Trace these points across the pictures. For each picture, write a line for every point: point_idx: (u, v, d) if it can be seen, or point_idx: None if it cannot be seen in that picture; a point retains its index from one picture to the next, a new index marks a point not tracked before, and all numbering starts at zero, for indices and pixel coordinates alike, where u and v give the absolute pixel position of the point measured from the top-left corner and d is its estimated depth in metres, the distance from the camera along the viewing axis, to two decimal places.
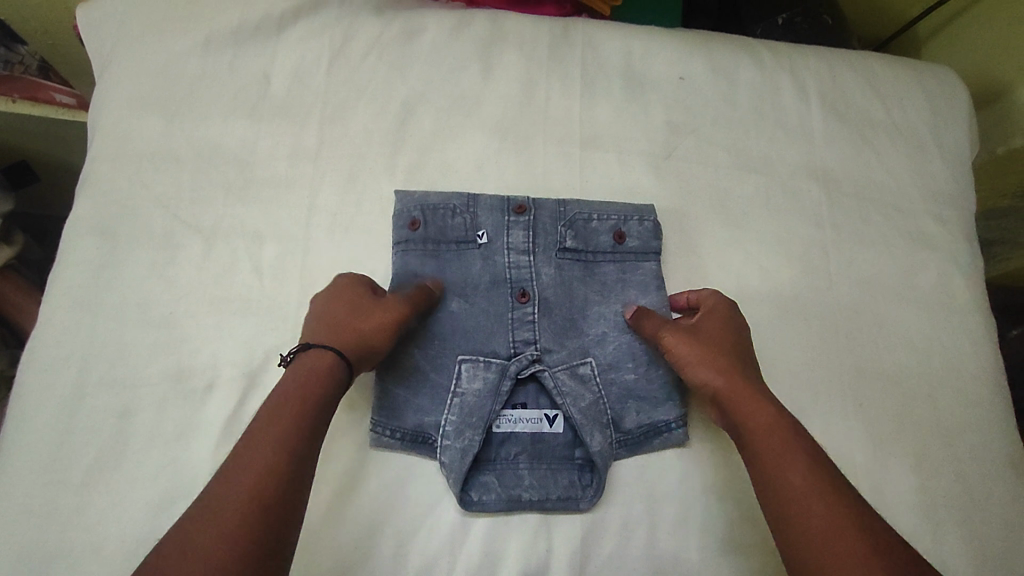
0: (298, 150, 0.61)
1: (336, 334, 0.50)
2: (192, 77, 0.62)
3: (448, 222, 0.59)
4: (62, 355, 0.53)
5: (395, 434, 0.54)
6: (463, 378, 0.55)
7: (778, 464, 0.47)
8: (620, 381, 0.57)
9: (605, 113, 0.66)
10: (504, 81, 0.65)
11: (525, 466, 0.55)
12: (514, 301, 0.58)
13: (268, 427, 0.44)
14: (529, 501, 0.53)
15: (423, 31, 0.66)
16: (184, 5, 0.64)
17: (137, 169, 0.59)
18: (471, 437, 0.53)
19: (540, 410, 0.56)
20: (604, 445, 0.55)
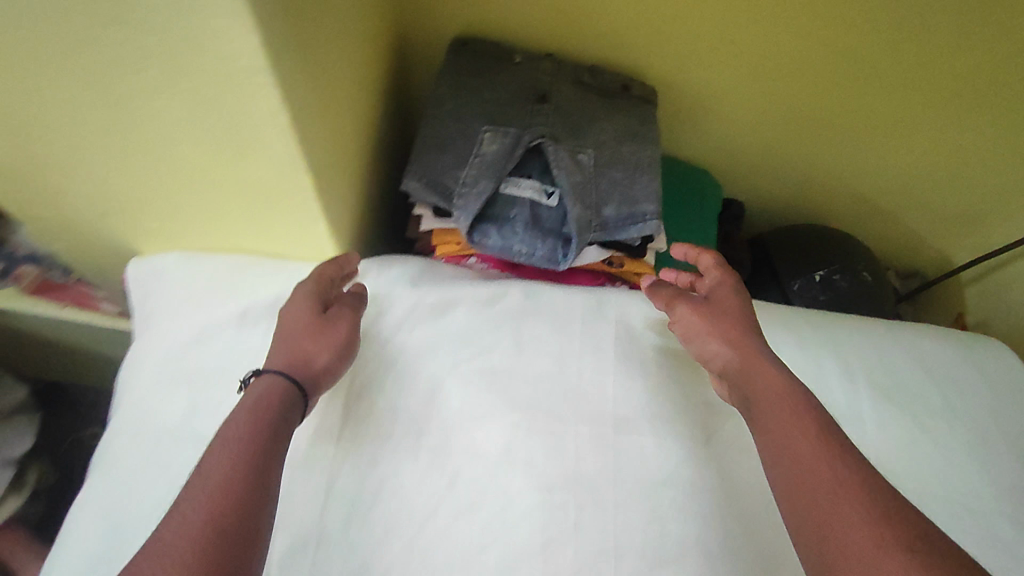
0: (324, 426, 0.60)
1: (288, 360, 0.54)
2: (227, 350, 0.63)
3: (491, 51, 0.73)
4: None
5: (418, 179, 0.66)
6: (484, 142, 0.66)
7: (777, 405, 0.51)
8: (617, 149, 0.69)
9: (640, 393, 0.64)
10: (534, 357, 0.65)
11: (521, 226, 0.64)
12: (533, 100, 0.69)
13: (235, 426, 0.48)
14: (518, 253, 0.64)
15: (458, 304, 0.67)
16: (228, 275, 0.67)
17: (158, 448, 0.58)
18: (484, 183, 0.64)
19: (541, 184, 0.66)
20: (585, 220, 0.64)
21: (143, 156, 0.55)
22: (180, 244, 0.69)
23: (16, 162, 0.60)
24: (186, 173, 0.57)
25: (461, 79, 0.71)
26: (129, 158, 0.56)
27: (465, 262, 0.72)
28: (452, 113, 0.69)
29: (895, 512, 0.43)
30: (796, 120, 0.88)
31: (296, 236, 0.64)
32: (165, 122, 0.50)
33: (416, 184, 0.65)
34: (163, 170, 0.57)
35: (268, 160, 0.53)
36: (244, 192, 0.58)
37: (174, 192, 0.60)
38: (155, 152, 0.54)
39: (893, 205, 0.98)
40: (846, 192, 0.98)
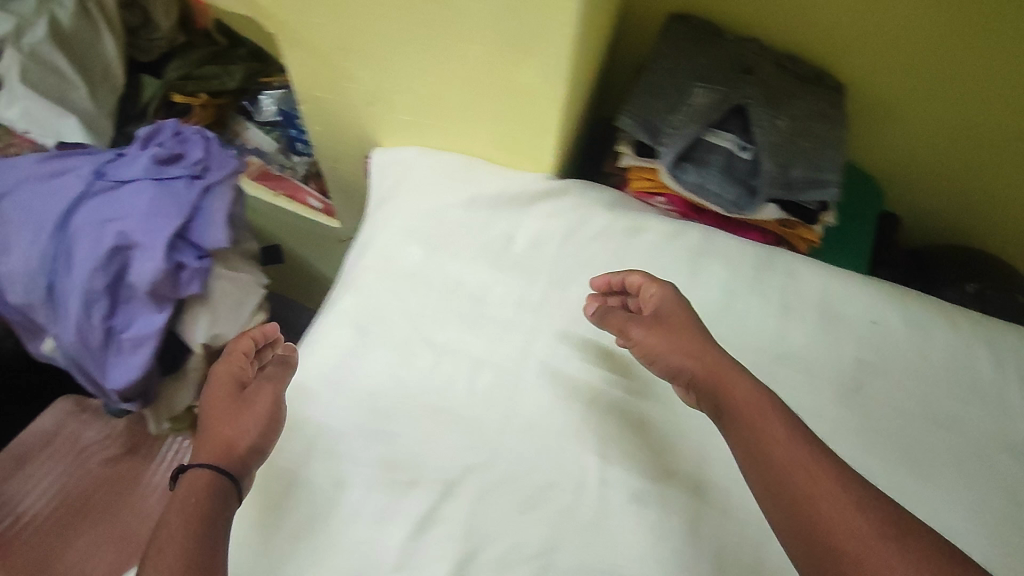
0: (525, 300, 0.71)
1: (211, 448, 0.55)
2: (455, 223, 0.75)
3: (704, 27, 0.84)
4: (302, 423, 0.63)
5: (631, 118, 0.76)
6: (694, 96, 0.76)
7: (750, 421, 0.52)
8: (809, 121, 0.76)
9: (800, 337, 0.71)
10: (708, 287, 0.73)
11: (716, 171, 0.73)
12: (739, 71, 0.78)
13: (170, 517, 0.50)
14: (709, 194, 0.73)
15: (647, 229, 0.76)
16: (462, 167, 0.79)
17: (397, 285, 0.71)
18: (691, 129, 0.73)
19: (738, 139, 0.74)
20: (775, 177, 0.72)
21: (442, 49, 0.70)
22: (421, 141, 0.84)
23: (329, 45, 0.76)
24: (468, 71, 0.71)
25: (676, 45, 0.81)
26: (428, 50, 0.71)
27: (651, 200, 0.79)
28: (666, 70, 0.79)
29: (881, 508, 0.45)
30: (979, 142, 0.92)
31: (529, 141, 0.77)
32: (479, 18, 0.65)
33: (631, 120, 0.76)
34: (450, 65, 0.72)
35: (543, 63, 0.67)
36: (510, 87, 0.71)
37: (445, 88, 0.75)
38: (454, 47, 0.69)
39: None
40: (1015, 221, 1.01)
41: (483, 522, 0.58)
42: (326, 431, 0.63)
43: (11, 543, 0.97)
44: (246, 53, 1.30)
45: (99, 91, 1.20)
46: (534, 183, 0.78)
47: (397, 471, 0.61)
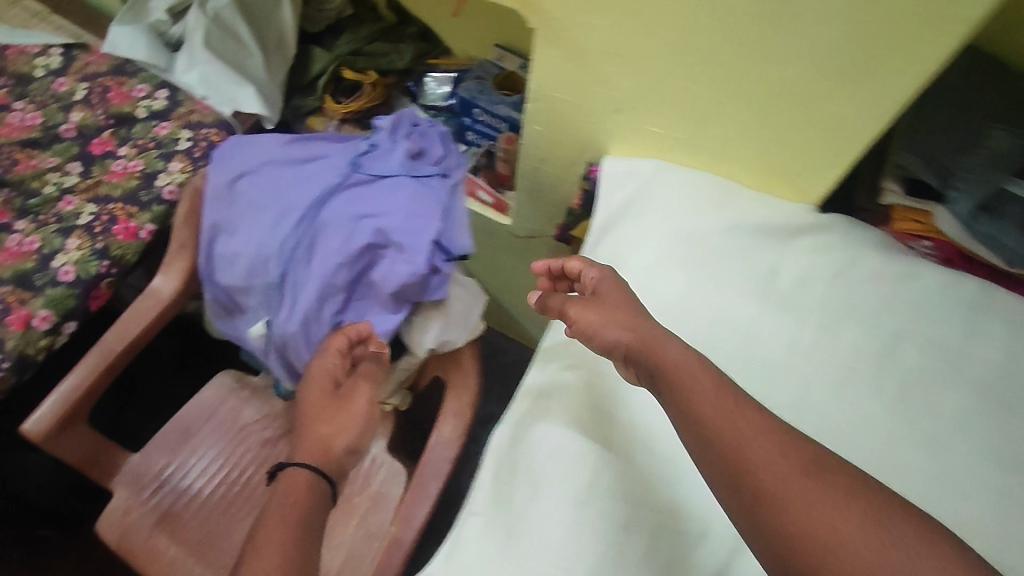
0: (794, 343, 0.68)
1: (313, 449, 0.66)
2: (717, 250, 0.71)
3: (1001, 61, 0.76)
4: (585, 455, 0.64)
5: (917, 157, 0.72)
6: (992, 138, 0.70)
7: (691, 386, 0.52)
8: None
9: None
10: (989, 344, 0.67)
11: (1014, 224, 0.68)
12: None
13: (275, 536, 0.59)
14: (1003, 247, 0.68)
15: (921, 275, 0.70)
16: (718, 186, 0.74)
17: (661, 310, 0.69)
18: (992, 177, 0.68)
19: None
20: None
21: (753, 69, 0.63)
22: (660, 153, 0.78)
23: (598, 49, 0.70)
24: (770, 95, 0.65)
25: (968, 79, 0.75)
26: (731, 70, 0.64)
27: (915, 243, 0.74)
28: (956, 108, 0.73)
29: (814, 461, 0.47)
30: None
31: (802, 171, 0.70)
32: (807, 42, 0.59)
33: (916, 159, 0.72)
34: (749, 86, 0.65)
35: (874, 98, 0.61)
36: (807, 117, 0.65)
37: (728, 108, 0.68)
38: (769, 69, 0.62)
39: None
40: None
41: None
42: (610, 465, 0.64)
43: (188, 510, 1.00)
44: (415, 32, 1.25)
45: (273, 60, 1.15)
46: (797, 214, 0.73)
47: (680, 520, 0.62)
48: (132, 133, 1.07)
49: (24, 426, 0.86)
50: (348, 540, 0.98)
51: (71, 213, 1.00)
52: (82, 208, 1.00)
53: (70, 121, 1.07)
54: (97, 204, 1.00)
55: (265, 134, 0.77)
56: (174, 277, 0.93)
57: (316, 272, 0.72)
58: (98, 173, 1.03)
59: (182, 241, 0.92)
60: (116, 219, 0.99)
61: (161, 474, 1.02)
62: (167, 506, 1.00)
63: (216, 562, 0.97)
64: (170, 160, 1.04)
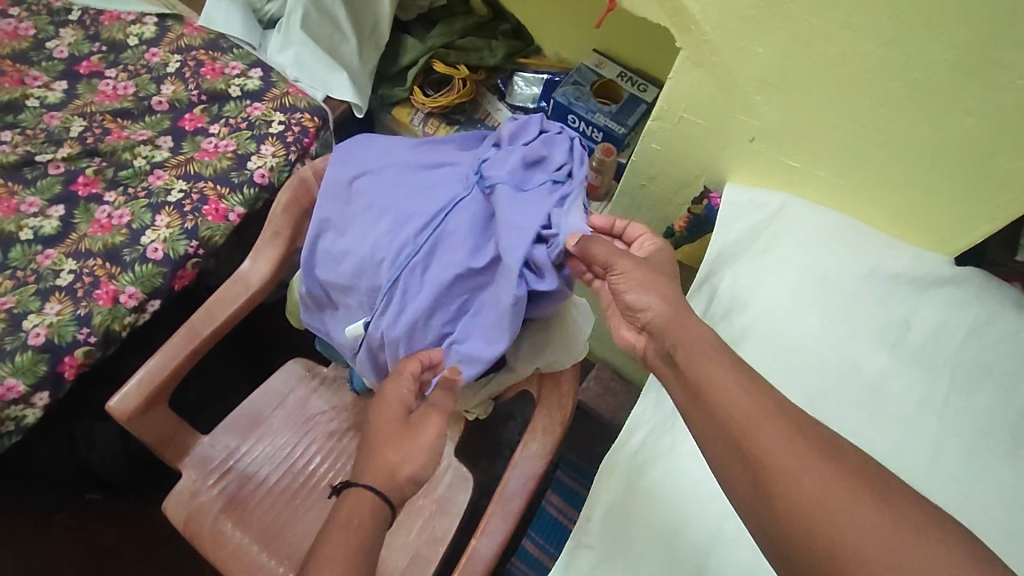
0: (927, 399, 0.66)
1: (378, 474, 0.65)
2: (850, 294, 0.70)
3: None
4: (707, 503, 0.62)
5: None
6: None
7: (702, 360, 0.55)
8: None
9: None
10: None
11: None
12: None
13: (333, 565, 0.59)
14: None
15: None
16: (850, 230, 0.73)
17: (791, 353, 0.67)
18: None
19: None
20: None
21: (926, 115, 0.62)
22: (790, 188, 0.77)
23: (751, 76, 0.69)
24: (937, 143, 0.64)
25: None
26: (900, 111, 0.63)
27: None
28: None
29: (820, 439, 0.49)
30: None
31: (943, 222, 0.70)
32: (992, 94, 0.58)
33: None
34: (915, 130, 0.64)
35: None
36: (965, 169, 0.65)
37: (885, 151, 0.67)
38: (946, 117, 0.62)
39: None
40: None
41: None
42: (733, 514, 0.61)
43: (253, 498, 0.94)
44: (508, 28, 1.21)
45: (365, 48, 1.13)
46: (936, 266, 0.71)
47: None
48: (224, 111, 1.05)
49: (110, 404, 0.84)
50: (412, 543, 0.94)
51: (160, 188, 0.98)
52: (171, 184, 0.99)
53: (162, 95, 1.06)
54: (186, 181, 0.99)
55: (391, 135, 0.80)
56: (264, 265, 0.89)
57: (429, 281, 0.71)
58: (188, 149, 1.02)
59: (277, 228, 0.90)
60: (206, 198, 0.98)
61: (227, 458, 0.96)
62: (233, 492, 0.94)
63: (282, 554, 0.90)
64: (263, 143, 1.02)
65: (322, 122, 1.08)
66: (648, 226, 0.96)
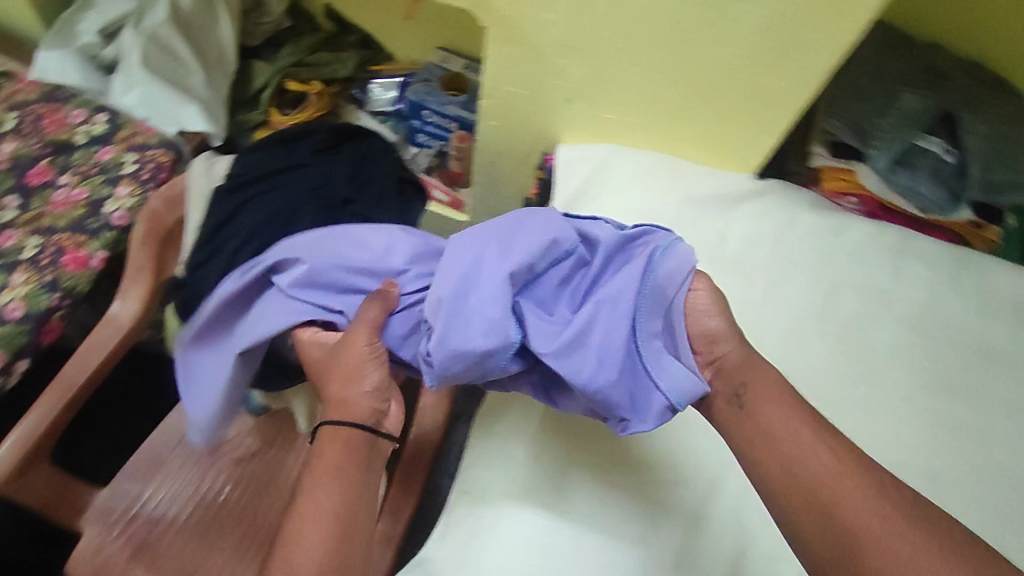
0: (745, 300, 0.74)
1: (337, 413, 0.63)
2: (667, 222, 0.78)
3: (918, 48, 0.85)
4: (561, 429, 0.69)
5: (840, 122, 0.81)
6: (904, 101, 0.78)
7: (772, 411, 0.60)
8: (1006, 133, 0.80)
9: (1001, 335, 0.75)
10: (912, 286, 0.76)
11: (925, 177, 0.77)
12: (941, 81, 0.82)
13: (320, 492, 0.59)
14: (919, 194, 0.77)
15: (850, 228, 0.78)
16: (665, 166, 0.82)
17: None
18: (905, 132, 0.77)
19: (943, 146, 0.78)
20: (978, 182, 0.77)
21: (701, 52, 0.71)
22: (612, 138, 0.85)
23: (554, 43, 0.77)
24: (711, 76, 0.73)
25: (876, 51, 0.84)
26: (676, 54, 0.72)
27: (843, 200, 0.82)
28: (870, 77, 0.82)
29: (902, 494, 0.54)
30: None
31: (735, 144, 0.79)
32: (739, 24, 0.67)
33: (840, 124, 0.80)
34: (696, 67, 0.73)
35: (802, 70, 0.69)
36: (738, 94, 0.74)
37: (679, 90, 0.76)
38: (719, 52, 0.70)
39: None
40: None
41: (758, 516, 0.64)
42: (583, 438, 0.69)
43: (163, 540, 0.92)
44: (357, 39, 1.27)
45: (213, 76, 1.14)
46: (740, 183, 0.81)
47: (664, 466, 0.66)
48: (72, 161, 1.04)
49: None
50: None
51: (13, 248, 0.95)
52: (24, 242, 0.96)
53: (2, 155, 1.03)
54: (41, 236, 0.97)
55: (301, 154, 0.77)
56: (132, 303, 0.88)
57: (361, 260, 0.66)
58: (38, 205, 1.00)
59: (138, 264, 0.89)
60: (64, 249, 0.96)
61: (131, 505, 0.94)
62: (140, 538, 0.91)
63: None
64: (118, 186, 1.02)
65: (179, 156, 1.08)
66: (503, 199, 1.03)
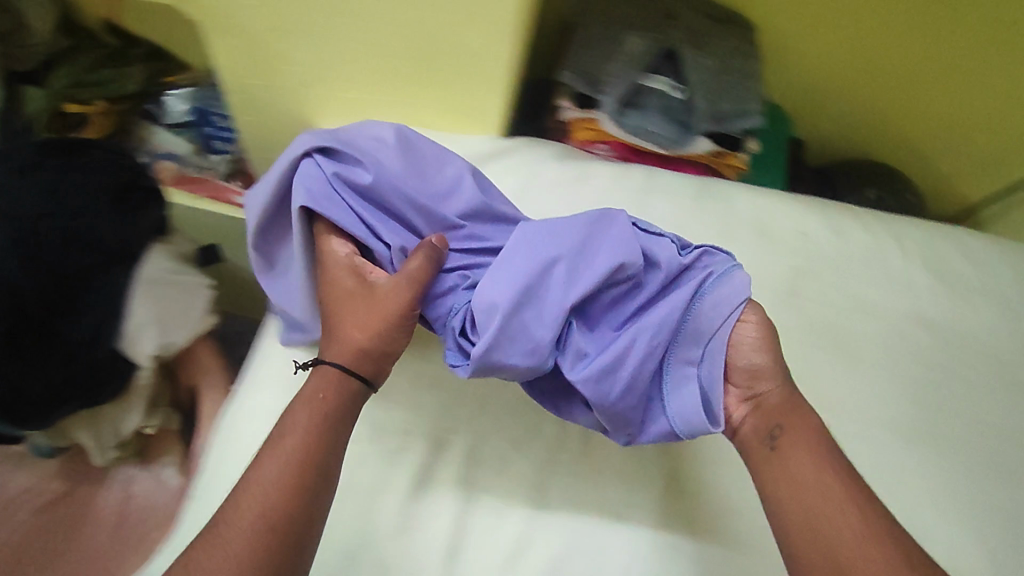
0: None
1: (344, 352, 0.61)
2: None
3: None
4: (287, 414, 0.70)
5: (572, 71, 0.79)
6: (626, 44, 0.79)
7: (801, 430, 0.60)
8: (729, 62, 0.82)
9: (740, 256, 0.79)
10: (656, 223, 0.79)
11: (654, 115, 0.78)
12: (664, 19, 0.82)
13: (286, 452, 0.56)
14: (650, 134, 0.79)
15: (593, 176, 0.81)
16: None
17: None
18: (628, 74, 0.78)
19: (670, 81, 0.79)
20: (706, 112, 0.78)
21: (401, 18, 0.69)
22: (358, 118, 0.83)
23: (261, 30, 0.74)
24: (417, 42, 0.72)
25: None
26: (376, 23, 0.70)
27: (593, 147, 0.84)
28: (595, 23, 0.82)
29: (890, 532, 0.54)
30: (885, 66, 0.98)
31: (467, 108, 0.79)
32: None
33: (570, 73, 0.80)
34: (407, 34, 0.71)
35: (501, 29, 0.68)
36: (448, 59, 0.73)
37: (397, 60, 0.74)
38: (418, 15, 0.69)
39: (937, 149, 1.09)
40: (913, 136, 1.07)
41: (476, 472, 0.67)
42: None
43: None
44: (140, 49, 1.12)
45: None
46: (481, 145, 0.81)
47: (389, 438, 0.68)
48: None
49: None
50: None
51: None
52: None
53: None
54: None
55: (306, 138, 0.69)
56: None
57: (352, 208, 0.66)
58: None
59: None
60: None
61: None
62: None
63: None
64: None
65: None
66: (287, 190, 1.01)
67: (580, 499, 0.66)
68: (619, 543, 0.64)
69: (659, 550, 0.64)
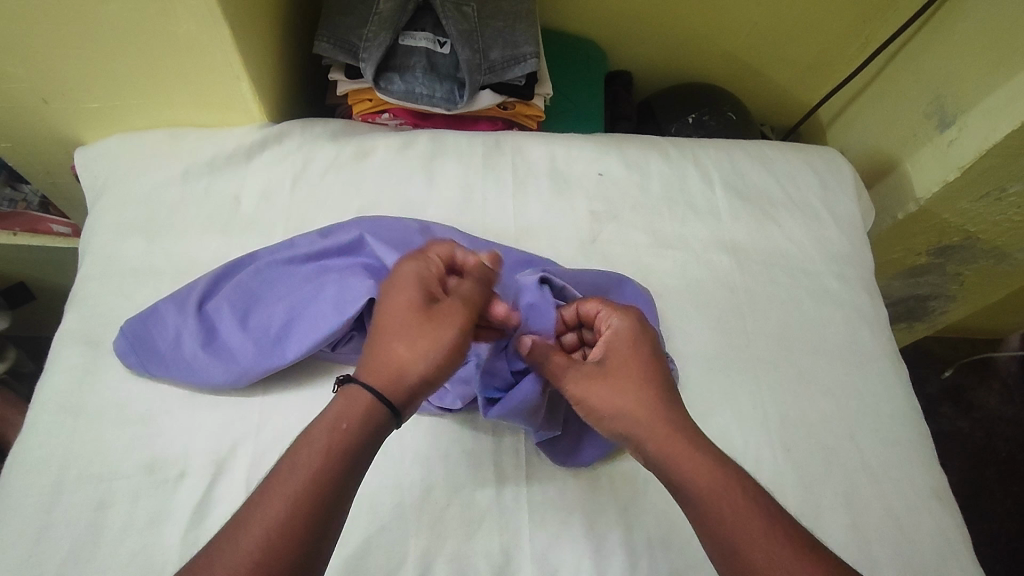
0: None
1: (381, 374, 0.51)
2: (173, 202, 0.73)
3: None
4: (46, 456, 0.60)
5: (327, 40, 0.74)
6: (379, 3, 0.74)
7: (689, 480, 0.51)
8: (498, 5, 0.78)
9: (536, 208, 0.77)
10: (445, 187, 0.76)
11: (421, 74, 0.75)
12: None
13: (297, 467, 0.47)
14: (421, 95, 0.76)
15: (374, 150, 0.77)
16: (168, 142, 0.75)
17: (122, 283, 0.69)
18: (384, 36, 0.74)
19: (433, 36, 0.76)
20: (474, 64, 0.75)
21: (94, 21, 0.63)
22: (115, 126, 0.77)
23: None
24: (129, 41, 0.65)
25: None
26: (76, 30, 0.64)
27: (378, 118, 0.82)
28: None
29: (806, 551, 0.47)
30: None
31: (222, 96, 0.74)
32: None
33: (325, 43, 0.74)
34: (121, 36, 0.65)
35: (210, 13, 0.63)
36: (175, 55, 0.68)
37: (120, 62, 0.68)
38: (111, 14, 0.62)
39: (759, 59, 1.08)
40: (725, 53, 1.08)
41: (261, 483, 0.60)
42: (80, 454, 0.60)
43: None
44: None
45: None
46: (247, 134, 0.76)
47: (169, 465, 0.60)
48: None
49: None
50: None
51: None
52: None
53: None
54: None
55: (249, 268, 0.66)
56: None
57: (315, 331, 0.62)
58: None
59: None
60: None
61: None
62: None
63: None
64: None
65: None
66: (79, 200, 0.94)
67: (381, 490, 0.61)
68: (419, 530, 0.59)
69: (468, 526, 0.60)
